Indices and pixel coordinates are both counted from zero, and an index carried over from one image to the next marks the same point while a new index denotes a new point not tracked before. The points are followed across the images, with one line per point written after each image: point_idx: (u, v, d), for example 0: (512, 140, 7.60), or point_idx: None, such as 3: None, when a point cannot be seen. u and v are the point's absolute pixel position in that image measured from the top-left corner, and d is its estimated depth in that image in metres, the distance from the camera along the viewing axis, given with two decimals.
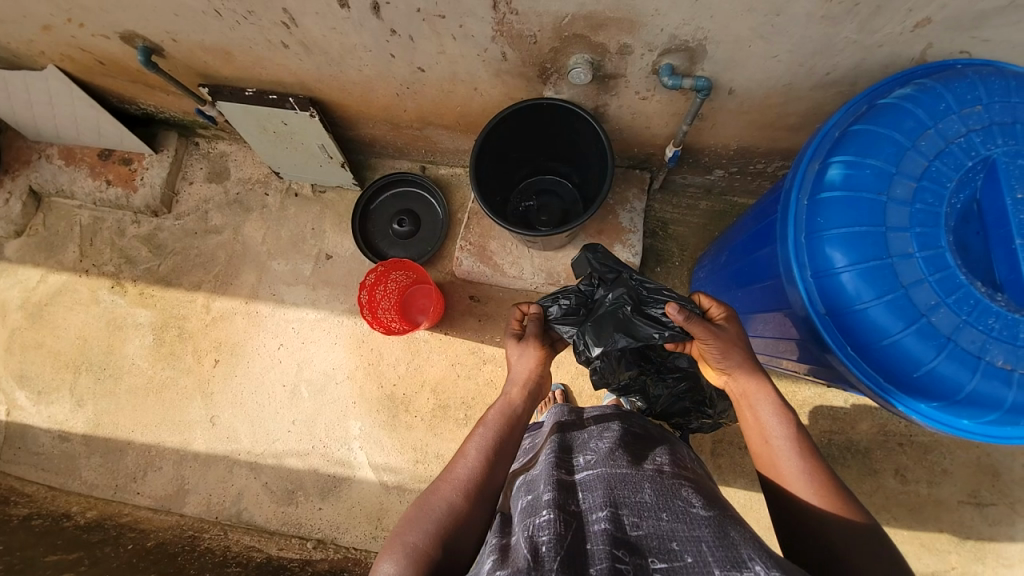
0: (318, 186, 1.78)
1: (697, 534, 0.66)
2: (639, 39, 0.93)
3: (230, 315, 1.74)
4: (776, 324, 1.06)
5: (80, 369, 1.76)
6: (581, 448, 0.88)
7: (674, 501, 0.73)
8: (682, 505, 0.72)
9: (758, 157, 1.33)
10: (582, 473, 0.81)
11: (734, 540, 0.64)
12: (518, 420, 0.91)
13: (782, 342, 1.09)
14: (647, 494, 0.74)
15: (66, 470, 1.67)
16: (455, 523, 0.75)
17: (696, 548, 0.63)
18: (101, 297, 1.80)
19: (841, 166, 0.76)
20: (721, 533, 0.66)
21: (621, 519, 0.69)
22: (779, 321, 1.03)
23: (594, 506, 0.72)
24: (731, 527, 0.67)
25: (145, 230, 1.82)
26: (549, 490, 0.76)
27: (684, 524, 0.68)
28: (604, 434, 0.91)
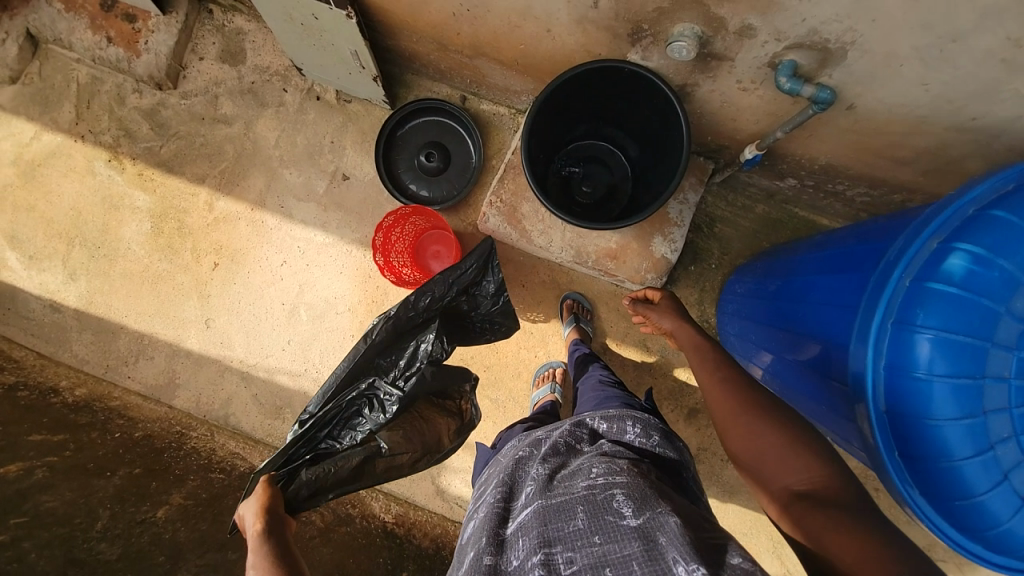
0: (343, 95, 1.58)
1: (626, 553, 0.67)
2: (770, 24, 0.74)
3: (233, 218, 1.63)
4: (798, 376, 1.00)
5: (73, 242, 1.68)
6: (523, 483, 0.86)
7: (603, 518, 0.72)
8: (613, 519, 0.72)
9: (843, 179, 1.17)
10: (523, 513, 0.80)
11: (661, 546, 0.66)
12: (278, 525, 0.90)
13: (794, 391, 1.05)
14: (579, 520, 0.73)
15: (57, 340, 1.66)
16: None
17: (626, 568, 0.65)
18: (98, 170, 1.67)
19: (966, 257, 0.64)
20: (649, 540, 0.67)
21: (554, 561, 0.70)
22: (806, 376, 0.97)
23: (529, 553, 0.72)
24: (659, 528, 0.68)
25: (148, 103, 1.64)
26: (489, 551, 0.76)
27: (615, 544, 0.69)
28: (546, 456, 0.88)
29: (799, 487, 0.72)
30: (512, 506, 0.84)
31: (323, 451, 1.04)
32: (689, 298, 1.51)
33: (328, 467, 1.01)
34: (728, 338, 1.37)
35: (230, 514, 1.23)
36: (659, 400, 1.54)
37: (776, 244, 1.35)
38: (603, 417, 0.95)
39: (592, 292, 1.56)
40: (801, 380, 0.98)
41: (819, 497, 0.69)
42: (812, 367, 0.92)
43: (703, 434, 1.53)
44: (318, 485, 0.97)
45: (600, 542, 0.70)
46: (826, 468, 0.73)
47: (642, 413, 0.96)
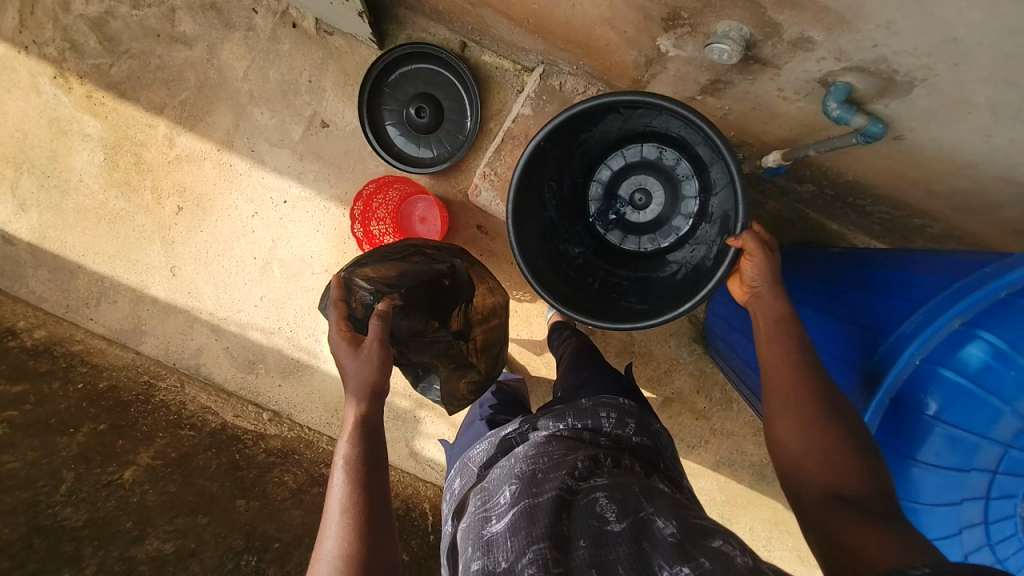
0: (323, 24, 1.36)
1: (614, 555, 0.62)
2: (832, 40, 0.63)
3: (198, 158, 1.47)
4: None
5: (19, 168, 1.51)
6: (500, 485, 0.79)
7: (585, 518, 0.68)
8: (599, 522, 0.67)
9: (864, 196, 1.08)
10: (500, 517, 0.72)
11: (646, 554, 0.62)
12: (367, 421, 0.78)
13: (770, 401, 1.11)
14: (564, 522, 0.67)
15: (12, 274, 1.56)
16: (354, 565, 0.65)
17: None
18: (42, 87, 1.45)
19: (985, 349, 0.60)
20: (638, 547, 0.63)
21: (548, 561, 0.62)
22: None
23: (512, 562, 0.64)
24: (645, 538, 0.64)
25: (93, 9, 1.40)
26: (477, 558, 0.70)
27: (602, 549, 0.63)
28: (522, 456, 0.82)
29: (836, 489, 0.63)
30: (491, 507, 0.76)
31: (362, 359, 0.79)
32: None
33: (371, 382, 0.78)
34: (715, 335, 1.38)
35: (201, 476, 1.24)
36: None
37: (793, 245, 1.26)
38: (580, 411, 0.90)
39: None
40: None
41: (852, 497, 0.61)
42: None
43: (673, 422, 1.57)
44: (364, 416, 0.78)
45: (586, 544, 0.64)
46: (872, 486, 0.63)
47: (615, 402, 0.93)
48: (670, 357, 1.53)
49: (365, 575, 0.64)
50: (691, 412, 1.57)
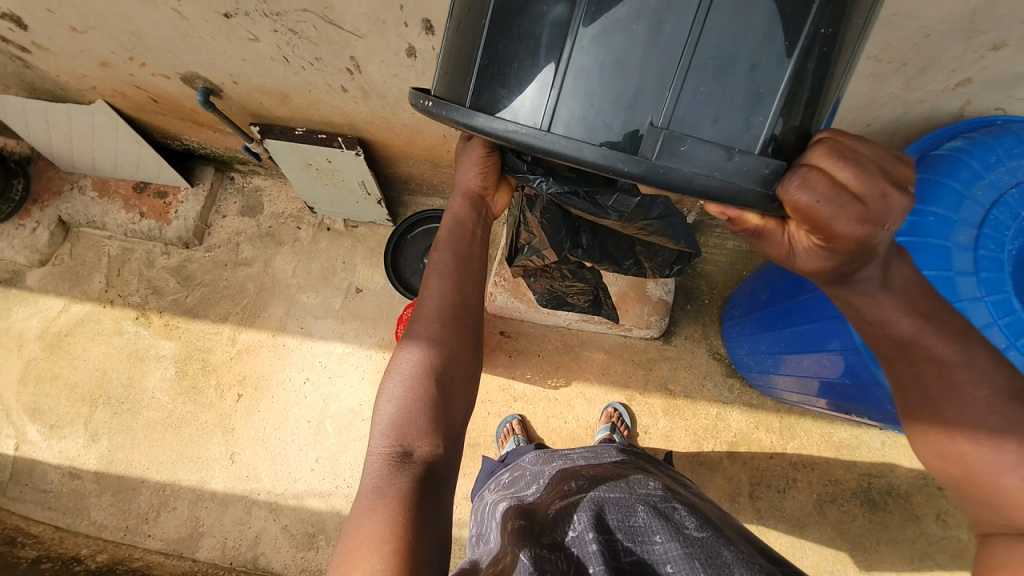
0: (350, 222, 1.81)
1: (689, 552, 0.64)
2: None
3: (256, 347, 1.72)
4: (809, 366, 1.12)
5: (97, 403, 1.71)
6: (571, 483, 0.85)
7: (666, 519, 0.71)
8: (676, 525, 0.70)
9: None
10: (575, 498, 0.78)
11: (725, 559, 0.63)
12: (474, 230, 0.84)
13: (808, 380, 1.18)
14: (640, 517, 0.72)
15: (73, 510, 1.59)
16: (444, 357, 0.74)
17: (689, 562, 0.62)
18: (126, 328, 1.78)
19: (904, 213, 0.79)
20: (712, 549, 0.65)
21: (617, 542, 0.67)
22: (810, 361, 1.11)
23: (585, 528, 0.68)
24: (724, 547, 0.66)
25: (175, 261, 1.83)
26: (537, 527, 0.74)
27: (675, 544, 0.66)
28: (592, 469, 0.89)
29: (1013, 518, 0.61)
30: (563, 493, 0.82)
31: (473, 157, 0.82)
32: (694, 335, 1.62)
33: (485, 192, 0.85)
34: (741, 360, 1.47)
35: None
36: (697, 442, 1.54)
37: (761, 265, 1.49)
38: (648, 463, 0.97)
39: (605, 348, 1.64)
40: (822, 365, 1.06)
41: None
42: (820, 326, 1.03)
43: (751, 468, 1.51)
44: (471, 213, 0.84)
45: (659, 539, 0.67)
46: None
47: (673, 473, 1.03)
48: (715, 399, 1.57)
49: (444, 361, 0.74)
50: (763, 452, 1.51)
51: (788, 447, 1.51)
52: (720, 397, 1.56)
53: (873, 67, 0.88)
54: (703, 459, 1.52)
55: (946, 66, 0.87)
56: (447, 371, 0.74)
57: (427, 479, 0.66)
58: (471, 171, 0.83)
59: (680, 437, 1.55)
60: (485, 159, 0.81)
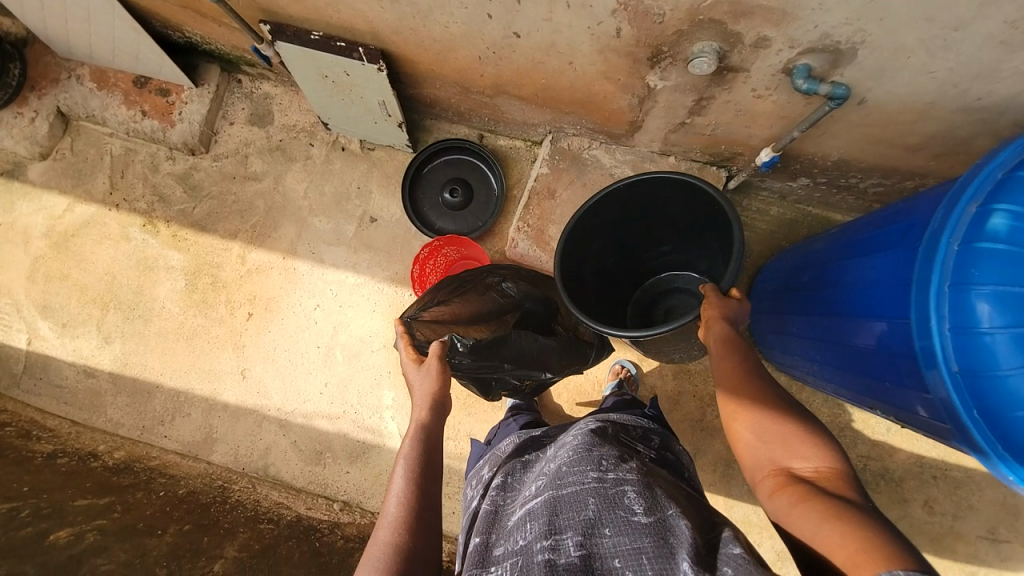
0: (367, 143, 1.68)
1: (639, 547, 0.65)
2: (783, 33, 0.84)
3: (266, 268, 1.68)
4: (839, 358, 1.08)
5: (108, 306, 1.71)
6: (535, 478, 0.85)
7: (614, 510, 0.71)
8: (623, 512, 0.70)
9: (854, 173, 1.24)
10: (530, 504, 0.78)
11: (673, 549, 0.64)
12: (435, 433, 0.90)
13: (832, 370, 1.13)
14: (591, 510, 0.72)
15: (91, 406, 1.66)
16: (411, 551, 0.74)
17: (637, 563, 0.63)
18: (132, 234, 1.73)
19: (1008, 217, 0.70)
20: (662, 541, 0.65)
21: (563, 545, 0.68)
22: (841, 354, 1.06)
23: (533, 539, 0.71)
24: (673, 532, 0.67)
25: (181, 167, 1.73)
26: (499, 541, 0.77)
27: (626, 537, 0.67)
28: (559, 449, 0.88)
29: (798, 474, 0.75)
30: (526, 491, 0.84)
31: (425, 371, 0.96)
32: None
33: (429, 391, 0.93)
34: (764, 336, 1.42)
35: (285, 564, 1.20)
36: (702, 408, 1.54)
37: (805, 238, 1.38)
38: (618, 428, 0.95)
39: None
40: (859, 362, 1.00)
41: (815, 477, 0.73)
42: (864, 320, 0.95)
43: None
44: (428, 421, 0.91)
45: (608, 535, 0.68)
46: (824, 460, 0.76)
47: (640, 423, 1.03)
48: None
49: (416, 554, 0.73)
50: None
51: None
52: None
53: (1009, 33, 0.73)
54: (705, 425, 1.54)
55: None
56: (414, 564, 0.72)
57: None
58: (426, 387, 0.94)
59: (687, 401, 1.55)
60: (440, 373, 0.95)
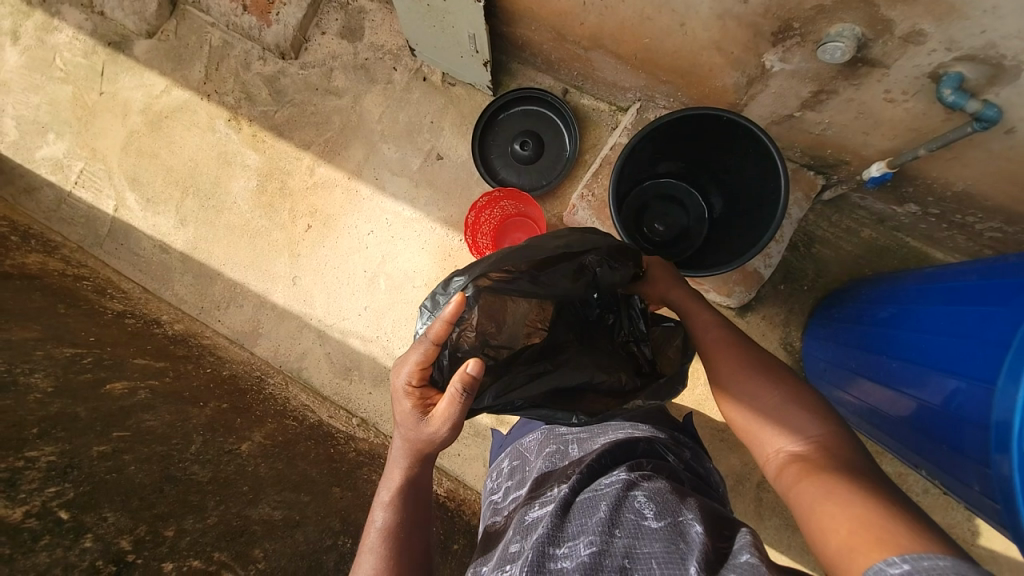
0: (448, 77, 1.64)
1: (649, 550, 0.65)
2: (944, 29, 0.72)
3: (331, 185, 1.73)
4: (888, 404, 1.00)
5: (187, 191, 1.83)
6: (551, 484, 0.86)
7: (623, 512, 0.72)
8: (634, 517, 0.71)
9: (975, 210, 1.08)
10: (547, 506, 0.80)
11: (681, 556, 0.63)
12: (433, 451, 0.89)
13: (877, 417, 1.05)
14: (601, 512, 0.72)
15: (161, 278, 1.82)
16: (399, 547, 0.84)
17: (644, 566, 0.63)
18: (217, 127, 1.81)
19: None
20: (670, 547, 0.65)
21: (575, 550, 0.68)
22: (893, 402, 0.98)
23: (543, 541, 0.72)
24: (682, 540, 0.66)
25: (270, 70, 1.77)
26: (516, 541, 0.77)
27: (636, 542, 0.67)
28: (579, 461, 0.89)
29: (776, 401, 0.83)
30: (546, 493, 0.84)
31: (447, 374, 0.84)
32: (773, 319, 1.45)
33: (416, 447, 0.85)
34: (813, 362, 1.33)
35: (302, 461, 1.30)
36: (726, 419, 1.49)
37: (892, 270, 1.25)
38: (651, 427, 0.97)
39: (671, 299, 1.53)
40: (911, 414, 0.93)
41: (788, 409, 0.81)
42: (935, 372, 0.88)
43: None
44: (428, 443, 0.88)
45: (617, 536, 0.69)
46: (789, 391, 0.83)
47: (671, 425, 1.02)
48: None
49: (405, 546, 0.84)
50: None
51: None
52: None
53: None
54: (725, 437, 1.50)
55: None
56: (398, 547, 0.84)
57: None
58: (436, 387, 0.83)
59: (712, 409, 1.50)
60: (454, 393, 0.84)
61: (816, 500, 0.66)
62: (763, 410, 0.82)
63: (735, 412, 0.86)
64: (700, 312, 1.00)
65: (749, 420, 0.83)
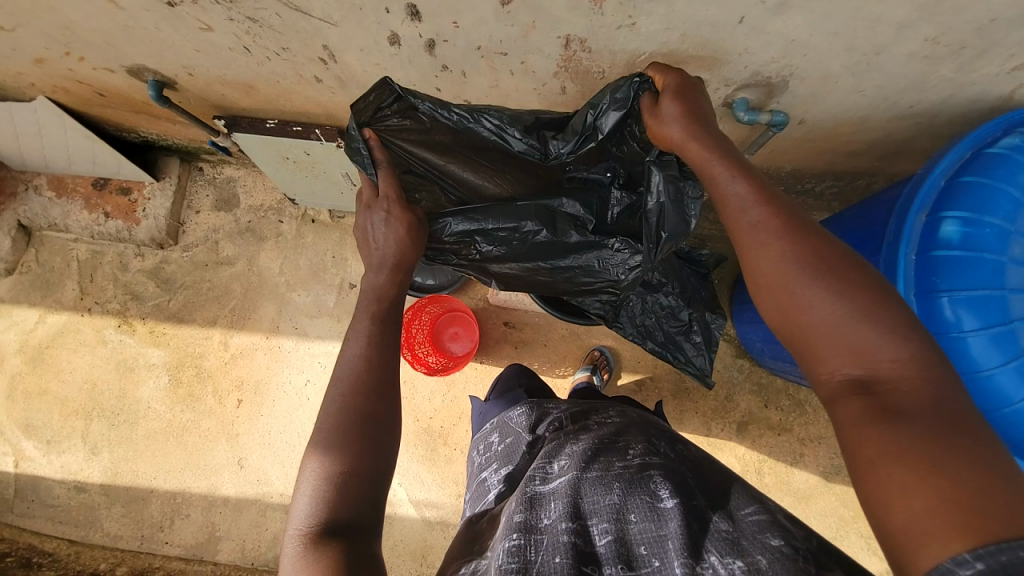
0: (336, 212, 1.69)
1: (664, 533, 0.64)
2: (718, 75, 0.87)
3: (250, 351, 1.66)
4: None
5: (91, 416, 1.65)
6: (556, 454, 0.83)
7: (638, 494, 0.71)
8: (648, 500, 0.70)
9: (808, 179, 1.29)
10: (553, 481, 0.77)
11: (698, 537, 0.64)
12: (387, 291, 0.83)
13: None
14: (615, 493, 0.71)
15: (86, 522, 1.59)
16: (350, 478, 0.68)
17: (662, 549, 0.63)
18: (108, 337, 1.69)
19: (958, 223, 0.74)
20: (686, 526, 0.65)
21: (589, 531, 0.67)
22: None
23: (558, 518, 0.69)
24: (696, 519, 0.66)
25: (151, 263, 1.71)
26: (520, 511, 0.72)
27: (652, 524, 0.66)
28: (575, 435, 0.88)
29: (864, 326, 0.57)
30: (549, 466, 0.81)
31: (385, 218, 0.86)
32: None
33: (361, 375, 0.75)
34: (752, 343, 1.45)
35: None
36: (706, 423, 1.56)
37: None
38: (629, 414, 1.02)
39: (613, 334, 1.60)
40: None
41: (878, 336, 0.57)
42: None
43: (759, 446, 1.54)
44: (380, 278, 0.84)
45: (626, 513, 0.68)
46: (884, 310, 0.57)
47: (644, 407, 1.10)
48: (724, 381, 1.57)
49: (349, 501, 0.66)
50: (771, 430, 1.54)
51: (795, 424, 1.54)
52: (729, 378, 1.56)
53: (928, 51, 0.76)
54: (712, 440, 1.55)
55: (1008, 48, 0.75)
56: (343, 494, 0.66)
57: (352, 542, 0.63)
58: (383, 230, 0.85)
59: (690, 419, 1.56)
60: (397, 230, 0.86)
61: (885, 482, 0.51)
62: (813, 306, 0.60)
63: (772, 289, 0.63)
64: (718, 174, 0.68)
65: (793, 297, 0.61)
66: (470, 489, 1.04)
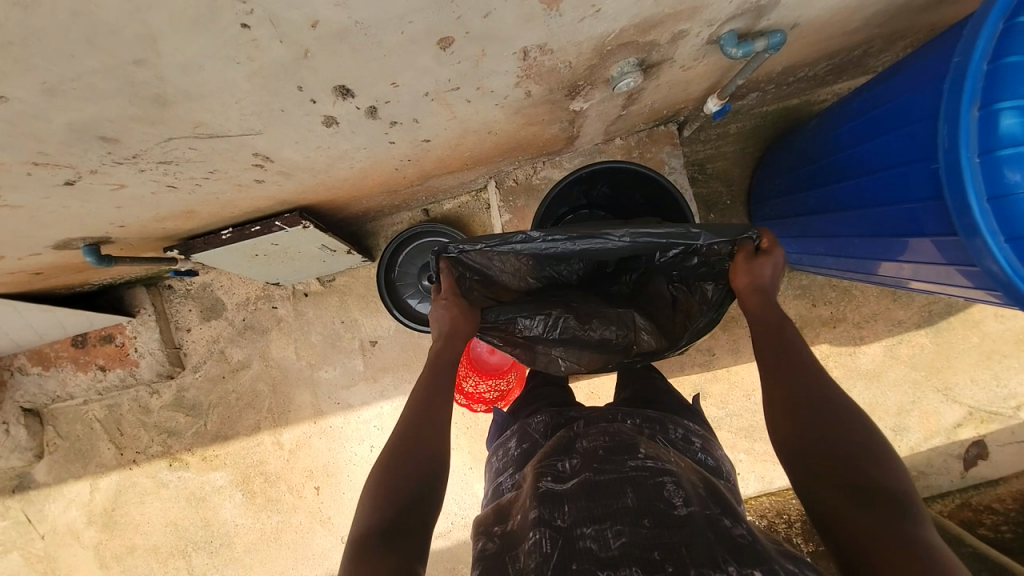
0: (324, 277, 1.59)
1: (677, 540, 0.54)
2: (698, 20, 0.74)
3: (306, 440, 1.63)
4: (863, 265, 1.04)
5: (188, 552, 1.67)
6: (567, 449, 0.72)
7: (652, 502, 0.59)
8: (664, 506, 0.59)
9: (801, 69, 1.16)
10: (565, 479, 0.66)
11: (718, 549, 0.53)
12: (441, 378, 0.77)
13: (861, 276, 1.09)
14: (627, 497, 0.61)
15: None
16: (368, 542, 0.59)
17: (679, 557, 0.53)
18: (166, 478, 1.67)
19: (1018, 113, 0.67)
20: (703, 540, 0.54)
21: (603, 535, 0.57)
22: (868, 267, 1.02)
23: (575, 521, 0.60)
24: (711, 530, 0.56)
25: (170, 396, 1.65)
26: (533, 508, 0.63)
27: (666, 529, 0.56)
28: (586, 430, 0.76)
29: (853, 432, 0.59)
30: (563, 460, 0.70)
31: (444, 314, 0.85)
32: None
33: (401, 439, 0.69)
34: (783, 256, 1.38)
35: None
36: None
37: (784, 142, 1.31)
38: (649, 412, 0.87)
39: None
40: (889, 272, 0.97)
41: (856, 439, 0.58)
42: (887, 244, 0.92)
43: (819, 344, 1.53)
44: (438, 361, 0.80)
45: (643, 520, 0.57)
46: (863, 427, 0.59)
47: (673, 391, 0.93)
48: None
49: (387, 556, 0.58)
50: (826, 325, 1.53)
51: (847, 311, 1.52)
52: None
53: None
54: None
55: None
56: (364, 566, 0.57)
57: None
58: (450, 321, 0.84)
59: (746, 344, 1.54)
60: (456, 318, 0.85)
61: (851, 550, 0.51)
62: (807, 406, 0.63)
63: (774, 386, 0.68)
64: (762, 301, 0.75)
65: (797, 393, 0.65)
66: (484, 495, 0.85)
